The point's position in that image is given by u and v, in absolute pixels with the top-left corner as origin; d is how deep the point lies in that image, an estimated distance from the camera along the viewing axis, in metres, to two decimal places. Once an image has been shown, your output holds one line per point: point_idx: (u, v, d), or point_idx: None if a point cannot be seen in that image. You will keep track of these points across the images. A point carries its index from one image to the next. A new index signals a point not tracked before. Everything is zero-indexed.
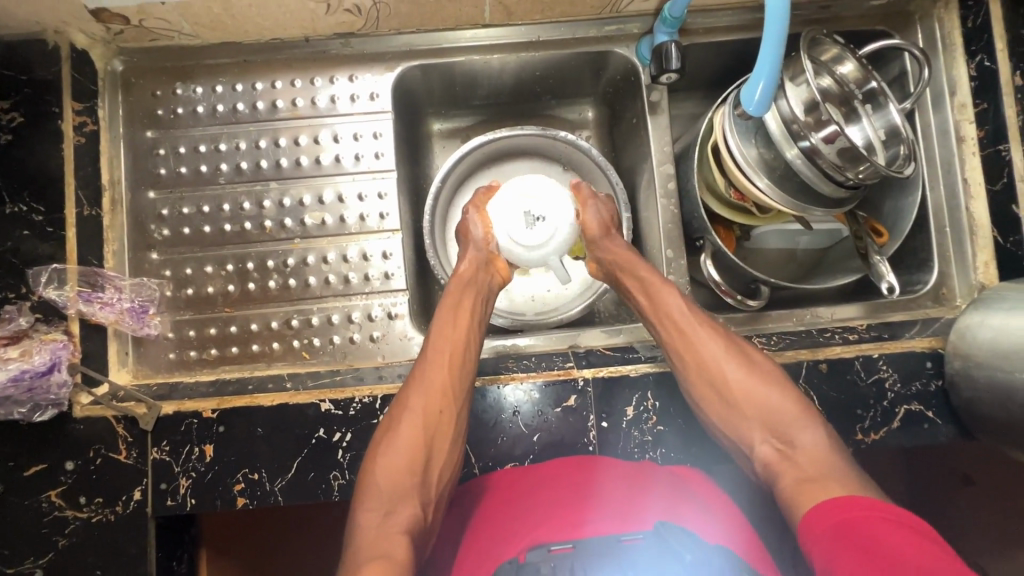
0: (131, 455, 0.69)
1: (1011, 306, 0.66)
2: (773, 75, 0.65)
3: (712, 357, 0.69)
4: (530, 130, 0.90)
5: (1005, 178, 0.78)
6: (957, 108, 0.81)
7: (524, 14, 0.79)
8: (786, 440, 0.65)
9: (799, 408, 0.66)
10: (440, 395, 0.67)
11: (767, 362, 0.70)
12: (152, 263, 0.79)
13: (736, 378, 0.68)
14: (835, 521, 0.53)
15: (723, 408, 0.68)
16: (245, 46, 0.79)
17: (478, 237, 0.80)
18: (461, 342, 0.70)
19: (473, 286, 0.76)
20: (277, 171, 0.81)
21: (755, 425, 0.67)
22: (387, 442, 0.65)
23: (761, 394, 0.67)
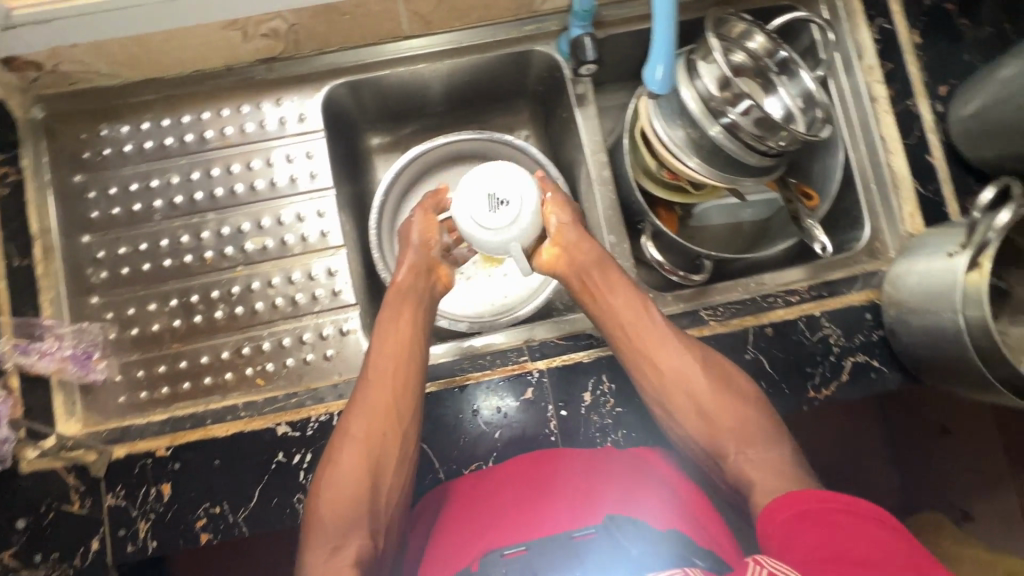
0: (85, 504, 0.67)
1: (931, 250, 0.69)
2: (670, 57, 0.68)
3: (687, 370, 0.69)
4: (471, 134, 0.93)
5: (917, 131, 0.81)
6: (865, 70, 0.84)
7: (442, 21, 0.81)
8: (756, 445, 0.66)
9: (767, 419, 0.68)
10: (383, 416, 0.67)
11: (737, 373, 0.71)
12: (92, 307, 0.77)
13: (710, 392, 0.69)
14: (794, 516, 0.53)
15: (696, 419, 0.69)
16: (167, 80, 0.79)
17: (418, 242, 0.76)
18: (403, 359, 0.70)
19: (412, 296, 0.74)
20: (213, 202, 0.80)
21: (729, 437, 0.67)
22: (331, 472, 0.65)
23: (732, 408, 0.68)
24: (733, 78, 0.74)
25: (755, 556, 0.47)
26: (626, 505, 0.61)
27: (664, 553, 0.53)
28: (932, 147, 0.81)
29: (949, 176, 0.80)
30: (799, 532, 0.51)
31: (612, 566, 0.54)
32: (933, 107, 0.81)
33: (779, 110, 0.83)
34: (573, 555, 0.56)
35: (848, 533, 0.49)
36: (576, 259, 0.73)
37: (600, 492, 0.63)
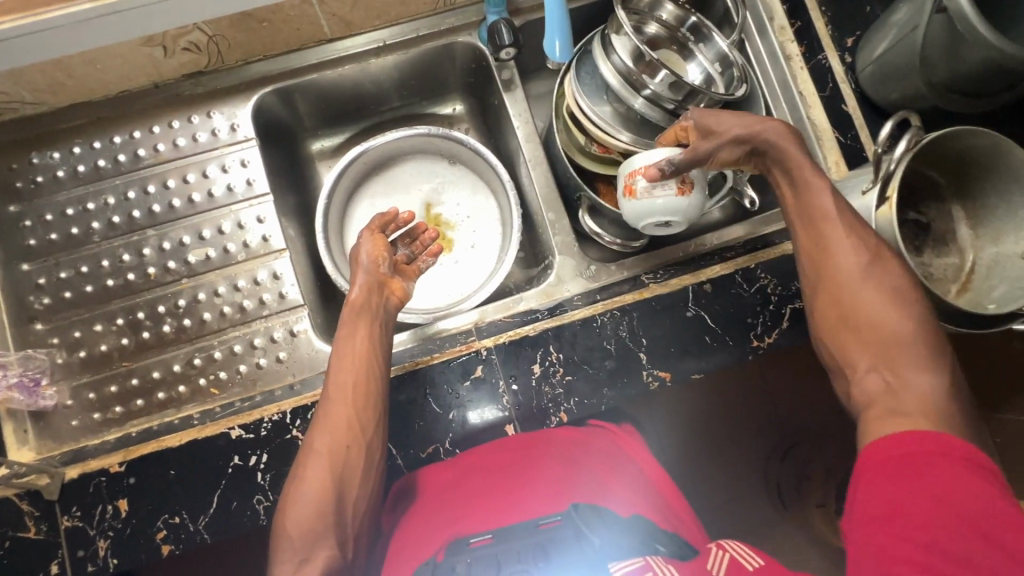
0: (41, 529, 0.67)
1: (850, 189, 0.72)
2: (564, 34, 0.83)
3: (848, 263, 0.61)
4: (418, 129, 0.95)
5: (830, 83, 0.84)
6: (778, 30, 0.87)
7: (363, 21, 0.83)
8: (894, 370, 0.56)
9: (926, 349, 0.56)
10: (347, 428, 0.66)
11: (913, 292, 0.59)
12: (37, 333, 0.77)
13: (872, 291, 0.59)
14: (881, 473, 0.50)
15: (839, 326, 0.61)
16: (96, 103, 0.80)
17: (368, 262, 0.77)
18: (362, 372, 0.68)
19: (367, 312, 0.73)
20: (152, 218, 0.81)
21: (866, 352, 0.58)
22: (295, 488, 0.63)
23: (894, 319, 0.58)
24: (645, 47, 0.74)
25: (721, 543, 0.62)
26: (594, 496, 0.68)
27: (625, 542, 0.59)
28: (846, 97, 0.84)
29: (865, 123, 0.84)
30: (889, 498, 0.48)
31: (575, 548, 0.57)
32: (842, 58, 0.85)
33: (700, 76, 0.86)
34: (540, 542, 0.58)
35: (957, 502, 0.46)
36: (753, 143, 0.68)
37: (568, 490, 0.68)
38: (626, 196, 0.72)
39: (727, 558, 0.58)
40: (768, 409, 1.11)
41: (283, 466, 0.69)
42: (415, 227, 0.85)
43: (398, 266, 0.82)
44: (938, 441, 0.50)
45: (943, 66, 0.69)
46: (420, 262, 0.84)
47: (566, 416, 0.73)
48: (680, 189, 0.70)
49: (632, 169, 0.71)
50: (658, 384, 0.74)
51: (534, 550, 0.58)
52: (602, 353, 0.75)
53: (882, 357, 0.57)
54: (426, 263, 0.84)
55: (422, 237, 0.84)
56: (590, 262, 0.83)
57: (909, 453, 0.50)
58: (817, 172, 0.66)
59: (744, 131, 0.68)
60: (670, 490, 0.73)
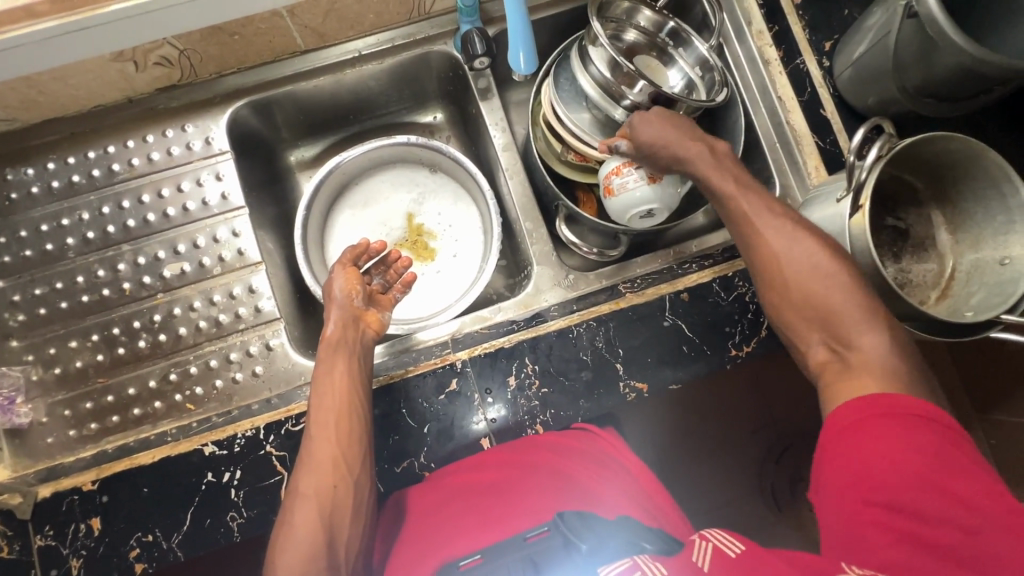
0: (14, 549, 0.67)
1: (823, 198, 0.71)
2: (529, 42, 0.74)
3: (778, 250, 0.62)
4: (399, 139, 0.94)
5: (809, 87, 0.84)
6: (756, 35, 0.86)
7: (335, 33, 0.82)
8: (844, 340, 0.57)
9: (868, 312, 0.57)
10: (331, 467, 0.64)
11: (842, 261, 0.60)
12: (13, 351, 0.77)
13: (806, 268, 0.60)
14: (843, 438, 0.50)
15: (786, 309, 0.61)
16: (70, 118, 0.80)
17: (341, 297, 0.76)
18: (342, 406, 0.68)
19: (344, 347, 0.72)
20: (127, 233, 0.81)
21: (811, 327, 0.59)
22: (284, 535, 0.61)
23: (831, 290, 0.58)
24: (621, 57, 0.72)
25: (702, 531, 0.46)
26: (584, 502, 0.65)
27: (612, 542, 0.53)
28: (825, 101, 0.83)
29: (843, 127, 0.83)
30: (851, 462, 0.48)
31: (564, 559, 0.55)
32: (820, 63, 0.84)
33: (681, 81, 0.85)
34: (528, 556, 0.57)
35: (917, 462, 0.45)
36: (668, 139, 0.68)
37: (559, 497, 0.66)
38: (608, 195, 0.75)
39: (710, 550, 0.43)
40: (760, 413, 1.09)
41: (257, 482, 0.69)
42: (388, 256, 0.85)
43: (373, 297, 0.81)
44: (892, 405, 0.50)
45: (918, 70, 0.68)
46: (395, 292, 0.85)
47: (543, 428, 0.72)
48: (652, 178, 0.72)
49: (608, 170, 0.75)
50: (636, 395, 0.74)
51: (525, 566, 0.57)
52: (579, 364, 0.74)
53: (830, 331, 0.58)
54: (400, 293, 0.84)
55: (396, 267, 0.85)
56: (568, 271, 0.83)
57: (870, 419, 0.50)
58: (727, 174, 0.67)
59: (685, 144, 0.68)
60: (661, 496, 0.70)
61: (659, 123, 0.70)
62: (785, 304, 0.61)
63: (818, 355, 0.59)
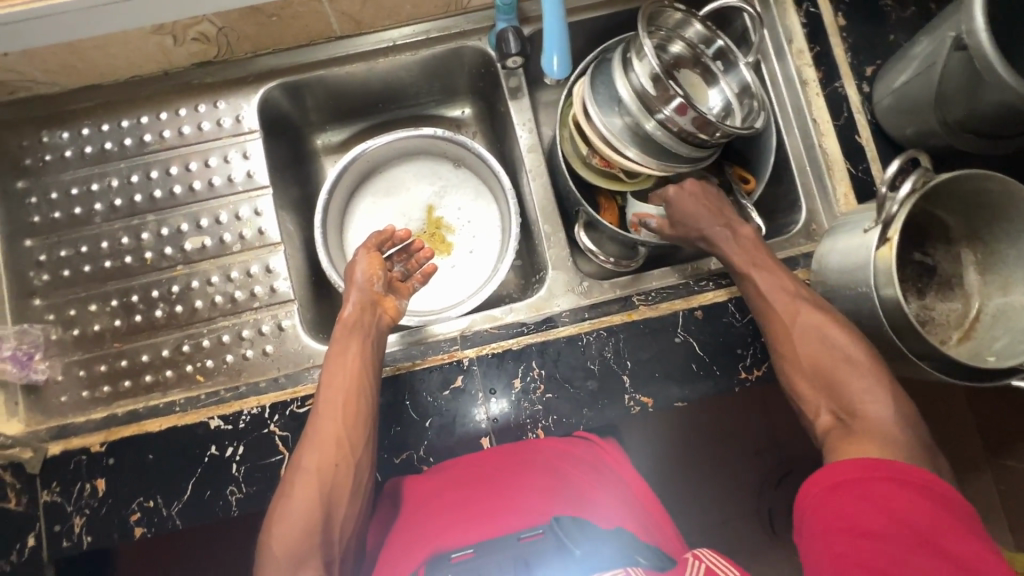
0: (21, 501, 0.69)
1: (851, 227, 0.69)
2: (564, 46, 0.73)
3: (783, 308, 0.65)
4: (425, 131, 0.94)
5: (845, 112, 0.82)
6: (796, 54, 0.85)
7: (372, 21, 0.83)
8: (845, 405, 0.59)
9: (876, 384, 0.59)
10: (335, 444, 0.65)
11: (851, 330, 0.62)
12: (35, 309, 0.79)
13: (820, 346, 0.62)
14: (835, 488, 0.51)
15: (793, 371, 0.64)
16: (108, 87, 0.82)
17: (362, 280, 0.77)
18: (352, 388, 0.68)
19: (360, 329, 0.73)
20: (152, 203, 0.82)
21: (814, 388, 0.62)
22: (281, 507, 0.62)
23: (848, 371, 0.60)
24: (668, 78, 0.72)
25: (695, 552, 0.53)
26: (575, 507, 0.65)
27: (604, 551, 0.57)
28: (861, 127, 0.82)
29: (878, 156, 0.81)
30: (838, 510, 0.49)
31: (556, 563, 0.57)
32: (859, 87, 0.82)
33: (719, 103, 0.84)
34: (519, 555, 0.60)
35: (909, 519, 0.46)
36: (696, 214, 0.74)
37: (552, 500, 0.66)
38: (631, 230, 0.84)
39: (703, 568, 0.49)
40: (763, 434, 1.08)
41: (260, 459, 0.70)
42: (412, 244, 0.85)
43: (392, 284, 0.82)
44: (884, 466, 0.50)
45: (962, 103, 0.67)
46: (414, 280, 0.85)
47: (544, 433, 0.72)
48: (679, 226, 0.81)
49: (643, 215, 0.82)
50: (640, 409, 0.73)
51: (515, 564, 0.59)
52: (585, 373, 0.74)
53: (839, 400, 0.60)
54: (418, 283, 0.84)
55: (418, 256, 0.84)
56: (582, 278, 0.82)
57: (865, 476, 0.50)
58: (746, 254, 0.71)
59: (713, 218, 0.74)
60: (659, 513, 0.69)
61: (684, 206, 0.75)
62: (794, 363, 0.63)
63: (823, 422, 0.61)
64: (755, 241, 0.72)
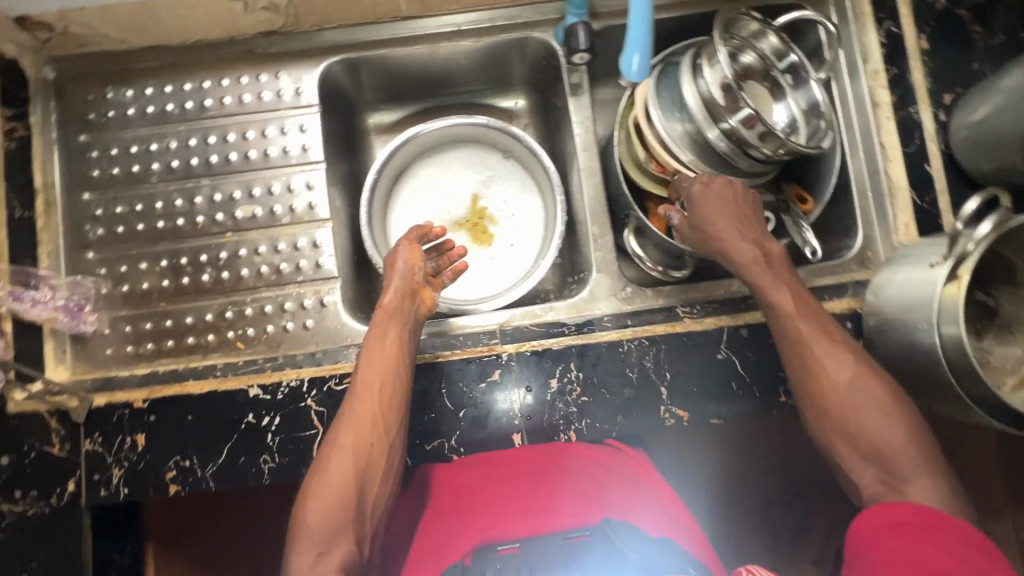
0: (65, 447, 0.71)
1: (915, 260, 0.67)
2: (647, 49, 0.68)
3: (831, 366, 0.63)
4: (479, 120, 0.94)
5: (916, 139, 0.79)
6: (870, 74, 0.82)
7: (440, 4, 0.83)
8: (893, 473, 0.59)
9: (921, 451, 0.59)
10: (371, 424, 0.66)
11: (893, 391, 0.62)
12: (88, 262, 0.81)
13: (862, 400, 0.61)
14: (893, 526, 0.54)
15: (836, 431, 0.62)
16: (174, 48, 0.82)
17: (404, 269, 0.77)
18: (390, 372, 0.69)
19: (399, 317, 0.73)
20: (208, 168, 0.83)
21: (861, 453, 0.60)
22: (316, 479, 0.62)
23: (883, 426, 0.60)
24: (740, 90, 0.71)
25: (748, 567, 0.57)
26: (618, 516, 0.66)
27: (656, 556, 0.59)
28: (932, 157, 0.79)
29: (947, 187, 0.79)
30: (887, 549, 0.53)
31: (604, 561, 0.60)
32: (935, 115, 0.79)
33: (784, 119, 0.81)
34: (566, 553, 0.62)
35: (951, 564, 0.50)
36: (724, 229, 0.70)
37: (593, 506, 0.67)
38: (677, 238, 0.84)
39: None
40: (780, 454, 1.05)
41: (295, 431, 0.71)
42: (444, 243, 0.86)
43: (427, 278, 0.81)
44: (930, 513, 0.53)
45: None
46: (444, 277, 0.84)
47: (576, 436, 0.72)
48: None
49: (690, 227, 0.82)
50: (674, 421, 0.73)
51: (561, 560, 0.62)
52: (622, 380, 0.73)
53: (887, 469, 0.59)
54: (448, 279, 0.84)
55: (450, 254, 0.85)
56: (626, 284, 0.81)
57: (912, 520, 0.53)
58: (789, 291, 0.67)
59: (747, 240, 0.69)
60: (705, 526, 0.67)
61: (707, 205, 0.71)
62: (838, 425, 0.62)
63: (869, 488, 0.60)
64: (783, 265, 0.69)
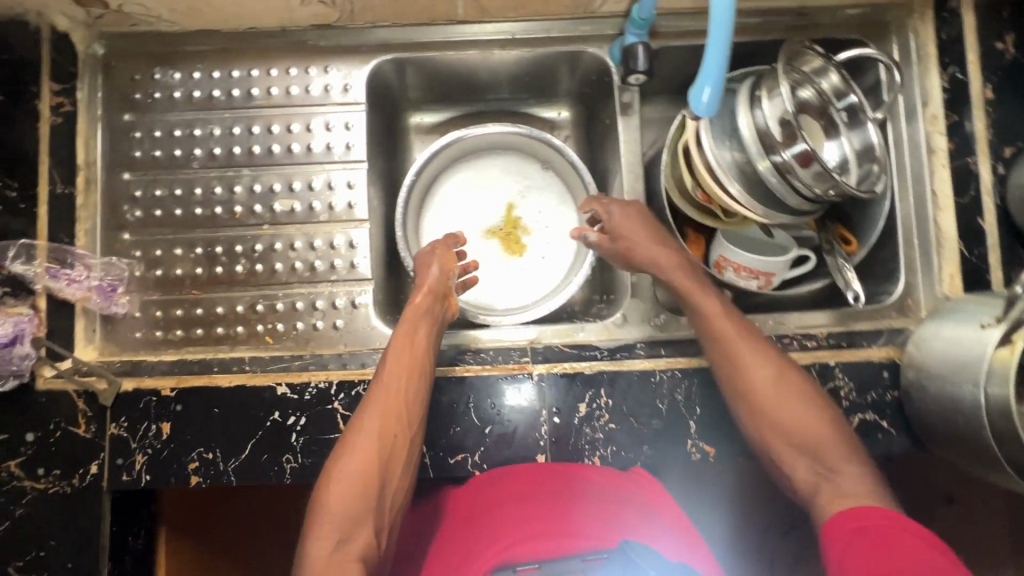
0: (90, 429, 0.70)
1: (964, 318, 0.66)
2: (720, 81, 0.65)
3: (759, 371, 0.68)
4: (522, 129, 0.93)
5: (972, 191, 0.77)
6: (929, 119, 0.80)
7: (498, 10, 0.81)
8: (826, 465, 0.64)
9: (843, 438, 0.65)
10: (396, 417, 0.66)
11: (811, 386, 0.69)
12: (123, 243, 0.80)
13: (784, 395, 0.68)
14: (857, 530, 0.55)
15: (767, 428, 0.68)
16: (225, 34, 0.81)
17: (439, 275, 0.77)
18: (418, 370, 0.69)
19: (427, 315, 0.73)
20: (250, 158, 0.82)
21: (793, 447, 0.66)
22: (339, 467, 0.62)
23: (802, 414, 0.67)
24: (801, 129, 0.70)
25: None
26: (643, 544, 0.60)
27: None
28: (987, 210, 0.77)
29: (998, 243, 0.77)
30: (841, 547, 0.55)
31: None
32: (993, 167, 0.77)
33: (835, 157, 0.79)
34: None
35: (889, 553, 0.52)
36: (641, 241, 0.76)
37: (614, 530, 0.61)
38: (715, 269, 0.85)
39: None
40: None
41: (320, 433, 0.71)
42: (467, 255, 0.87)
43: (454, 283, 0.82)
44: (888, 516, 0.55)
45: None
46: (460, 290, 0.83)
47: (600, 462, 0.72)
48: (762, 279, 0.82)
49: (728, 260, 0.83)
50: (701, 457, 0.72)
51: None
52: (651, 411, 0.73)
53: (818, 460, 0.65)
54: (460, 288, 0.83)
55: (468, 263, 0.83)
56: (660, 311, 0.80)
57: (868, 522, 0.56)
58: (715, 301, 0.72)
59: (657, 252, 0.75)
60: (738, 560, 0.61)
61: (628, 224, 0.77)
62: (763, 424, 0.68)
63: (806, 480, 0.65)
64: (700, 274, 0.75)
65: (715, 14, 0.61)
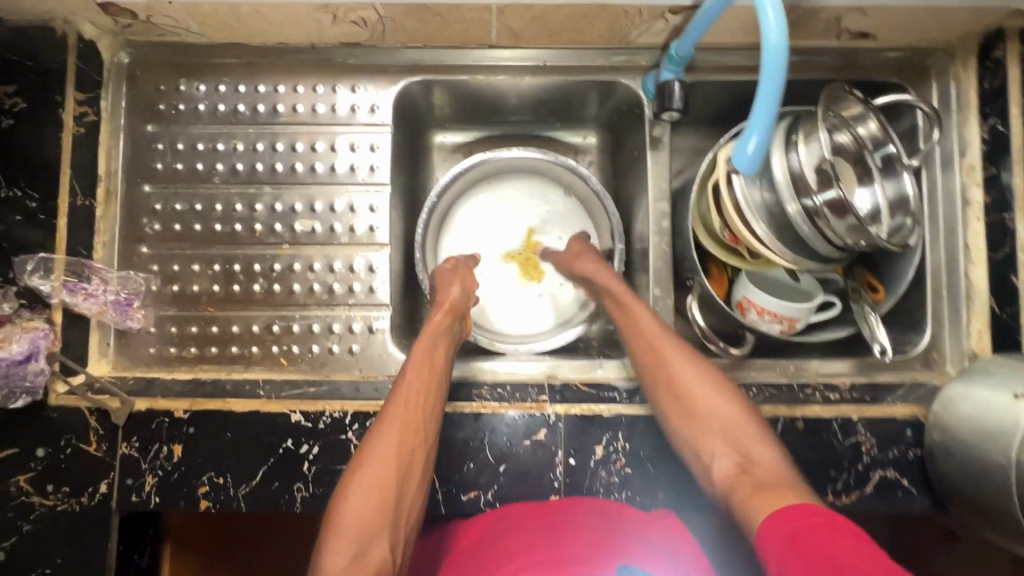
0: (101, 447, 0.70)
1: (996, 383, 0.65)
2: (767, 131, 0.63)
3: (678, 366, 0.70)
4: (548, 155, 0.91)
5: (1007, 246, 0.74)
6: (965, 170, 0.78)
7: (532, 38, 0.78)
8: (743, 454, 0.63)
9: (756, 426, 0.66)
10: (416, 429, 0.65)
11: (727, 381, 0.70)
12: (140, 256, 0.79)
13: (701, 386, 0.69)
14: (787, 532, 0.49)
15: (685, 419, 0.68)
16: (253, 48, 0.80)
17: (461, 293, 0.78)
18: (438, 384, 0.69)
19: (446, 330, 0.74)
20: (272, 176, 0.81)
21: (712, 437, 0.66)
22: (358, 477, 0.62)
23: (714, 402, 0.68)
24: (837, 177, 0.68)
25: None
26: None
27: None
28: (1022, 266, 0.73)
29: None
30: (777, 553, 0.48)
31: None
32: None
33: (867, 205, 0.77)
34: None
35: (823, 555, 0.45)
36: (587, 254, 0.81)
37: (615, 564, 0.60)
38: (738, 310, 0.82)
39: None
40: None
41: (333, 464, 0.70)
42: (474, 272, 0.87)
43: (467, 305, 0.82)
44: (815, 512, 0.49)
45: None
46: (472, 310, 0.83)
47: None
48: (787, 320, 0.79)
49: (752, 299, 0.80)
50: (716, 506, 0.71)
51: None
52: (669, 457, 0.72)
53: (737, 449, 0.64)
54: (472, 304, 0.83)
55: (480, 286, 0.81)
56: None
57: (797, 521, 0.49)
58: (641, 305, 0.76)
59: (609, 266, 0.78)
60: None
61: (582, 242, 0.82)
62: (679, 419, 0.68)
63: (724, 470, 0.63)
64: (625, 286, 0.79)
65: (767, 68, 0.58)
